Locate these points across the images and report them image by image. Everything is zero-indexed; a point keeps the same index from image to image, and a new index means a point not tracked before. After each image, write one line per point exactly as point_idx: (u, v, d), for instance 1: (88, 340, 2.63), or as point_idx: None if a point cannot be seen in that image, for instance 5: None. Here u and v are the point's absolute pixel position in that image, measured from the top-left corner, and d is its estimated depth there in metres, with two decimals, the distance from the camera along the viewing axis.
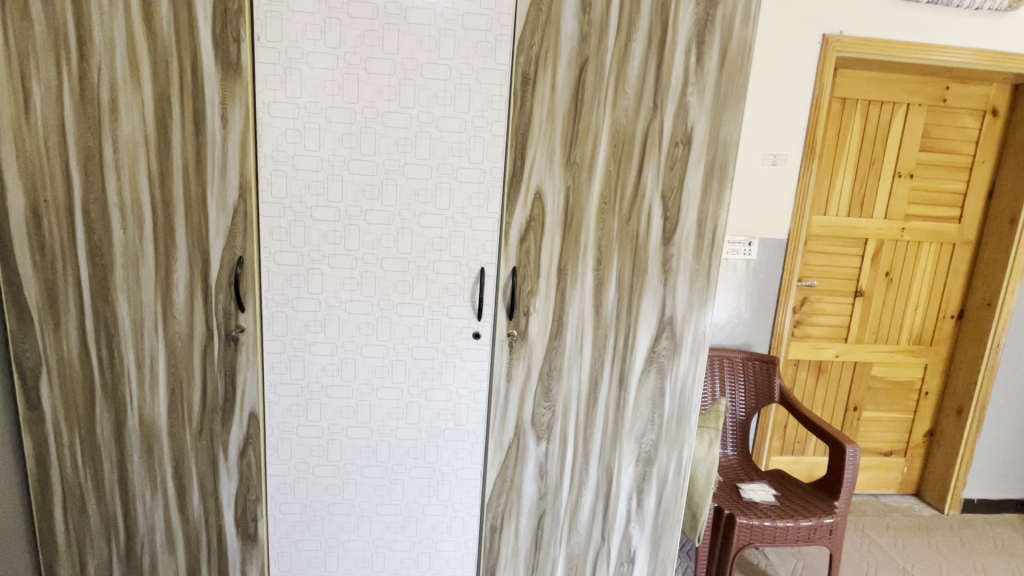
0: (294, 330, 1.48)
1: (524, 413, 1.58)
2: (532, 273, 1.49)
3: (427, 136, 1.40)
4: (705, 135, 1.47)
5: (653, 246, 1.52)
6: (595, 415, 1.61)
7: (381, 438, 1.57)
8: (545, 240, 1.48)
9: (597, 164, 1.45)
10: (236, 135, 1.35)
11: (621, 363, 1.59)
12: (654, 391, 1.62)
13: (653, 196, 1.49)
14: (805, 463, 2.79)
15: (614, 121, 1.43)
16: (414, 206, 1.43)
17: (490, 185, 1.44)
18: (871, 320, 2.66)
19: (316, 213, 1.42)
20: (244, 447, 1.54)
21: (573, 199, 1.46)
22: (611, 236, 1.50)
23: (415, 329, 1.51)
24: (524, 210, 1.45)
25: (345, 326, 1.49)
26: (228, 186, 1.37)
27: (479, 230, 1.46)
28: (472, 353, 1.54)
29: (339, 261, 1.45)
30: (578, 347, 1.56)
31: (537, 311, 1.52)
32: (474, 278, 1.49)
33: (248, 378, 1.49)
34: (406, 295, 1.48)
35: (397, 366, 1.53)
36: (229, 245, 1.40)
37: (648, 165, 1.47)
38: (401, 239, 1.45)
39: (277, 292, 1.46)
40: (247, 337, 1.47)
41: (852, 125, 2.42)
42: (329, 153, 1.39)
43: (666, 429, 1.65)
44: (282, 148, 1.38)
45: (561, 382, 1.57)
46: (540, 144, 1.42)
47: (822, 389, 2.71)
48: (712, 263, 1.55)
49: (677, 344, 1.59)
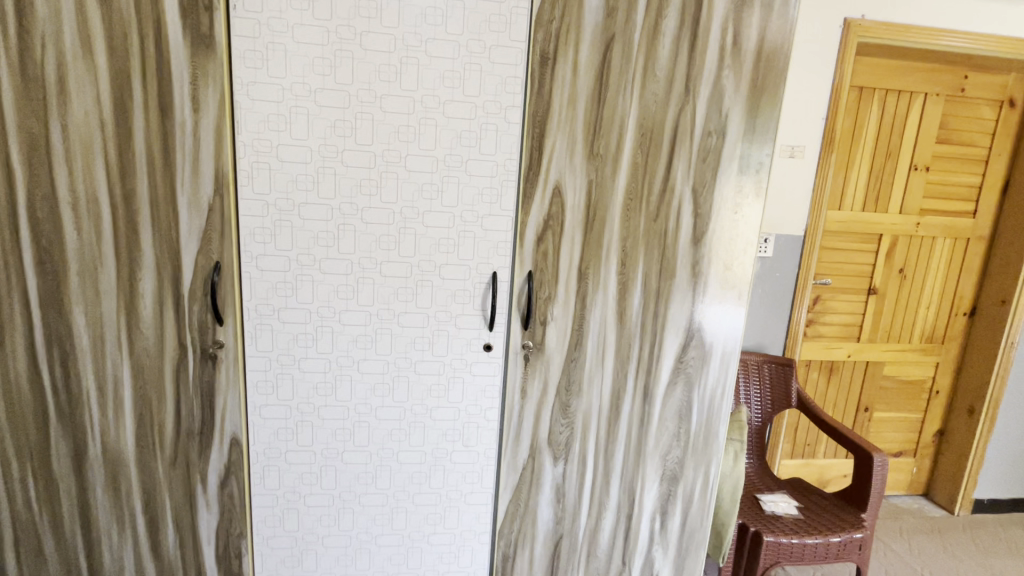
0: (281, 345, 1.30)
1: (540, 431, 1.43)
2: (550, 277, 1.34)
3: (432, 123, 1.23)
4: (740, 121, 1.33)
5: (682, 247, 1.38)
6: (617, 432, 1.47)
7: (381, 462, 1.40)
8: (564, 240, 1.32)
9: (623, 156, 1.30)
10: (210, 122, 1.16)
11: (646, 375, 1.45)
12: (680, 405, 1.48)
13: (683, 190, 1.35)
14: (816, 466, 2.70)
15: (642, 106, 1.28)
16: (418, 203, 1.26)
17: (503, 179, 1.28)
18: (884, 319, 2.57)
19: (305, 212, 1.24)
20: (225, 477, 1.36)
21: (596, 195, 1.31)
22: (637, 236, 1.35)
23: (419, 341, 1.34)
24: (542, 206, 1.30)
25: (340, 339, 1.32)
26: (202, 180, 1.19)
27: (490, 230, 1.30)
28: (482, 367, 1.38)
29: (332, 266, 1.27)
30: (599, 358, 1.41)
31: (555, 320, 1.37)
32: (485, 283, 1.33)
33: (228, 399, 1.31)
34: (408, 304, 1.32)
35: (399, 383, 1.36)
36: (204, 249, 1.22)
37: (679, 156, 1.32)
38: (403, 240, 1.28)
39: (260, 302, 1.27)
40: (227, 353, 1.28)
41: (870, 115, 2.30)
42: (319, 143, 1.21)
43: (693, 444, 1.52)
44: (264, 135, 1.19)
45: (580, 398, 1.43)
46: (560, 132, 1.26)
47: (833, 389, 2.62)
48: (745, 264, 1.41)
49: (705, 353, 1.46)
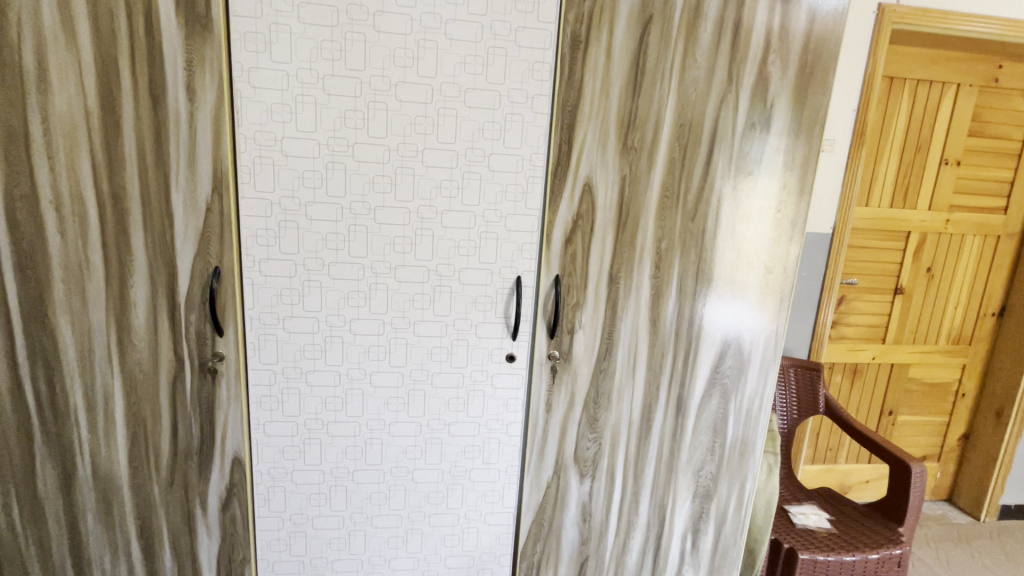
0: (287, 357, 1.20)
1: (566, 447, 1.33)
2: (579, 282, 1.23)
3: (452, 113, 1.12)
4: (786, 111, 1.23)
5: (720, 247, 1.27)
6: (648, 447, 1.37)
7: (395, 482, 1.30)
8: (595, 241, 1.22)
9: (659, 149, 1.19)
10: (208, 113, 1.05)
11: (680, 388, 1.34)
12: (715, 417, 1.38)
13: (724, 186, 1.24)
14: (837, 471, 2.60)
15: (681, 94, 1.17)
16: (436, 202, 1.15)
17: (529, 175, 1.17)
18: (910, 319, 2.47)
19: (312, 211, 1.13)
20: (226, 499, 1.25)
21: (629, 192, 1.20)
22: (672, 236, 1.25)
23: (436, 352, 1.24)
24: (571, 205, 1.19)
25: (351, 350, 1.21)
26: (198, 177, 1.07)
27: (514, 231, 1.19)
28: (504, 379, 1.28)
29: (342, 271, 1.16)
30: (630, 368, 1.31)
31: (583, 328, 1.26)
32: (509, 289, 1.22)
33: (229, 415, 1.21)
34: (425, 312, 1.21)
35: (414, 397, 1.26)
36: (202, 253, 1.11)
37: (719, 149, 1.22)
38: (420, 243, 1.17)
39: (264, 310, 1.17)
40: (228, 366, 1.18)
41: (900, 107, 2.19)
42: (328, 135, 1.10)
43: (727, 459, 1.42)
44: (267, 127, 1.08)
45: (609, 411, 1.33)
46: (591, 124, 1.16)
47: (857, 393, 2.52)
48: (788, 267, 1.31)
49: (743, 361, 1.36)
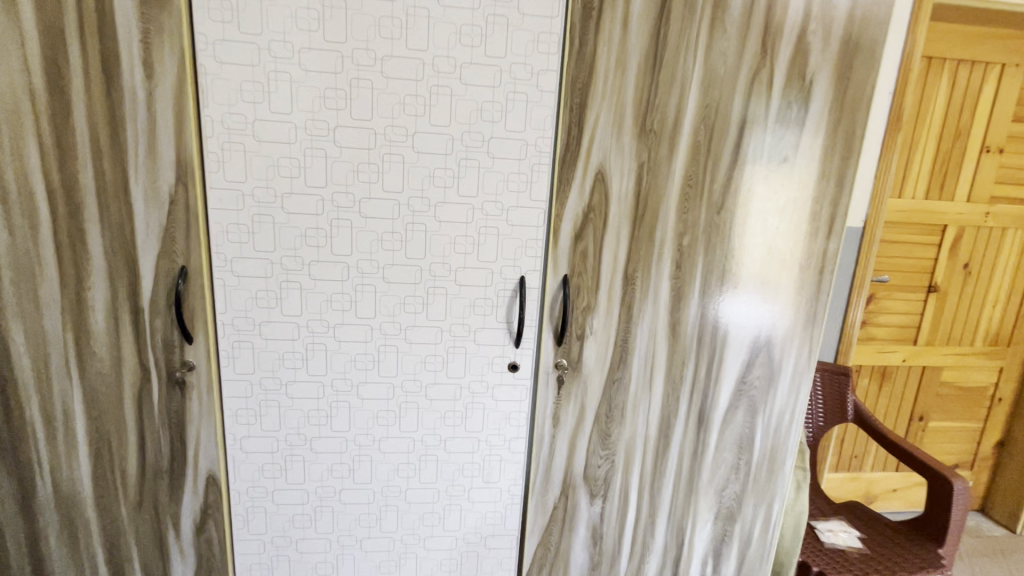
0: (265, 366, 1.08)
1: (576, 465, 1.21)
2: (590, 283, 1.10)
3: (447, 92, 0.98)
4: (827, 88, 1.08)
5: (749, 244, 1.13)
6: (665, 464, 1.24)
7: (386, 502, 1.18)
8: (608, 237, 1.08)
9: (683, 132, 1.05)
10: (168, 92, 0.92)
11: (702, 400, 1.21)
12: (741, 432, 1.25)
13: (753, 175, 1.10)
14: (863, 480, 2.46)
15: (708, 70, 1.03)
16: (429, 193, 1.02)
17: (534, 162, 1.03)
18: (944, 320, 2.30)
19: (290, 204, 1.00)
20: (201, 521, 1.14)
21: (648, 182, 1.06)
22: (695, 231, 1.11)
23: (430, 361, 1.11)
24: (581, 195, 1.05)
25: (335, 359, 1.09)
26: (160, 166, 0.95)
27: (517, 226, 1.06)
28: (506, 391, 1.15)
29: (325, 271, 1.04)
30: (647, 379, 1.17)
31: (594, 334, 1.13)
32: (511, 290, 1.09)
33: (202, 430, 1.09)
34: (417, 316, 1.08)
35: (406, 410, 1.13)
36: (167, 251, 0.99)
37: (748, 133, 1.08)
38: (411, 239, 1.04)
39: (238, 315, 1.04)
40: (199, 378, 1.06)
41: (939, 89, 2.02)
42: (305, 117, 0.97)
43: (753, 477, 1.28)
44: (236, 108, 0.95)
45: (623, 425, 1.19)
46: (605, 103, 1.02)
47: (885, 397, 2.36)
48: (825, 266, 1.17)
49: (773, 370, 1.22)
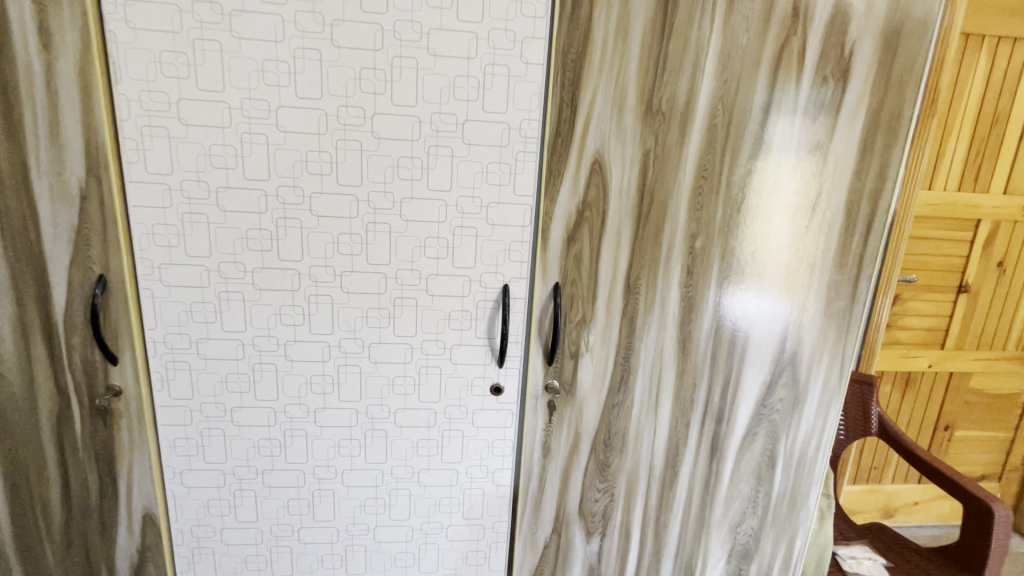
0: (205, 390, 0.92)
1: (570, 499, 1.05)
2: (586, 292, 0.94)
3: (412, 65, 0.82)
4: (869, 60, 0.90)
5: (772, 246, 0.97)
6: (673, 497, 1.08)
7: (352, 542, 1.03)
8: (606, 238, 0.91)
9: (697, 112, 0.88)
10: (72, 65, 0.76)
11: (715, 426, 1.05)
12: (760, 461, 1.09)
13: (780, 165, 0.93)
14: (882, 492, 2.29)
15: (727, 38, 0.86)
16: (393, 186, 0.86)
17: (518, 150, 0.86)
18: (974, 322, 2.13)
19: (226, 201, 0.84)
20: (140, 564, 0.99)
21: (655, 173, 0.90)
22: (710, 231, 0.94)
23: (399, 383, 0.95)
24: (574, 189, 0.89)
25: (288, 381, 0.93)
26: (67, 156, 0.79)
27: (499, 225, 0.89)
28: (489, 417, 0.99)
29: (271, 280, 0.88)
30: (652, 402, 1.01)
31: (590, 352, 0.97)
32: (493, 301, 0.93)
33: (135, 462, 0.94)
34: (383, 332, 0.92)
35: (373, 439, 0.98)
36: (81, 258, 0.83)
37: (775, 113, 0.91)
38: (373, 242, 0.88)
39: (171, 331, 0.89)
40: (128, 404, 0.91)
41: (976, 70, 1.83)
42: (240, 95, 0.80)
43: (773, 511, 1.12)
44: (157, 85, 0.79)
45: (624, 453, 1.04)
46: (603, 77, 0.85)
47: (909, 405, 2.19)
48: (862, 272, 0.99)
49: (798, 392, 1.05)
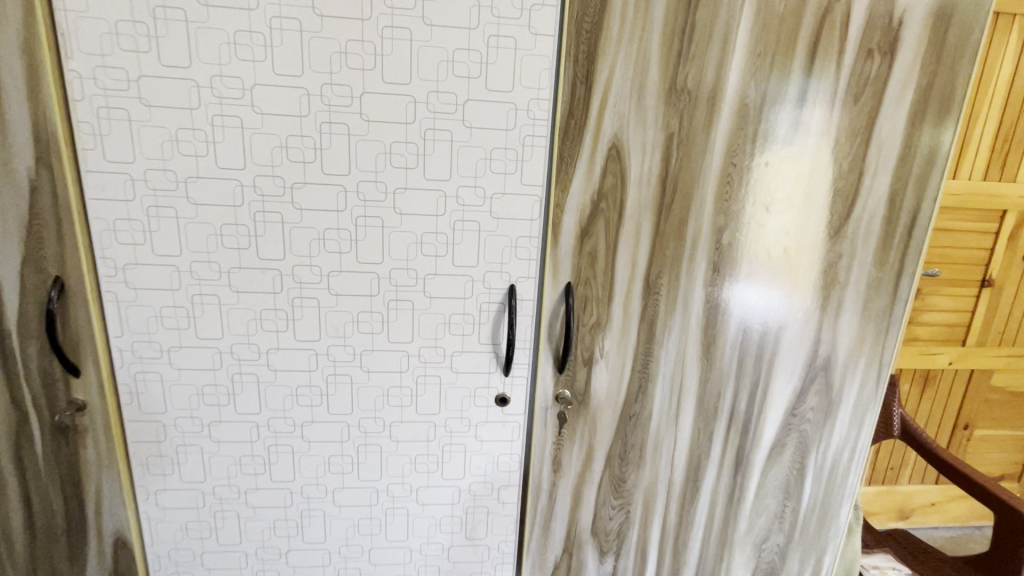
0: (180, 403, 0.83)
1: (582, 517, 0.96)
2: (600, 293, 0.84)
3: (405, 36, 0.72)
4: (920, 31, 0.80)
5: (807, 241, 0.87)
6: (694, 514, 0.99)
7: (345, 565, 0.95)
8: (624, 233, 0.82)
9: (727, 90, 0.78)
10: (14, 37, 0.66)
11: (741, 437, 0.96)
12: (788, 474, 1.00)
13: (817, 151, 0.83)
14: (897, 494, 2.22)
15: (763, 5, 0.76)
16: (385, 176, 0.76)
17: (527, 134, 0.76)
18: (998, 318, 2.03)
19: (197, 193, 0.75)
20: None
21: (678, 160, 0.80)
22: (739, 224, 0.85)
23: (395, 394, 0.86)
24: (589, 178, 0.79)
25: (271, 392, 0.84)
26: (13, 142, 0.70)
27: (505, 219, 0.80)
28: (494, 430, 0.90)
29: (251, 281, 0.79)
30: (672, 412, 0.92)
31: (605, 358, 0.88)
32: (498, 303, 0.83)
33: (104, 483, 0.85)
34: (376, 338, 0.83)
35: (367, 455, 0.89)
36: (33, 259, 0.74)
37: (815, 92, 0.81)
38: (364, 238, 0.78)
39: (140, 339, 0.80)
40: (94, 419, 0.82)
41: (1005, 51, 1.73)
42: (210, 72, 0.70)
43: (801, 527, 1.04)
44: (114, 60, 0.69)
45: (641, 468, 0.95)
46: (622, 51, 0.75)
47: (927, 404, 2.11)
48: (904, 269, 0.90)
49: (831, 400, 0.96)
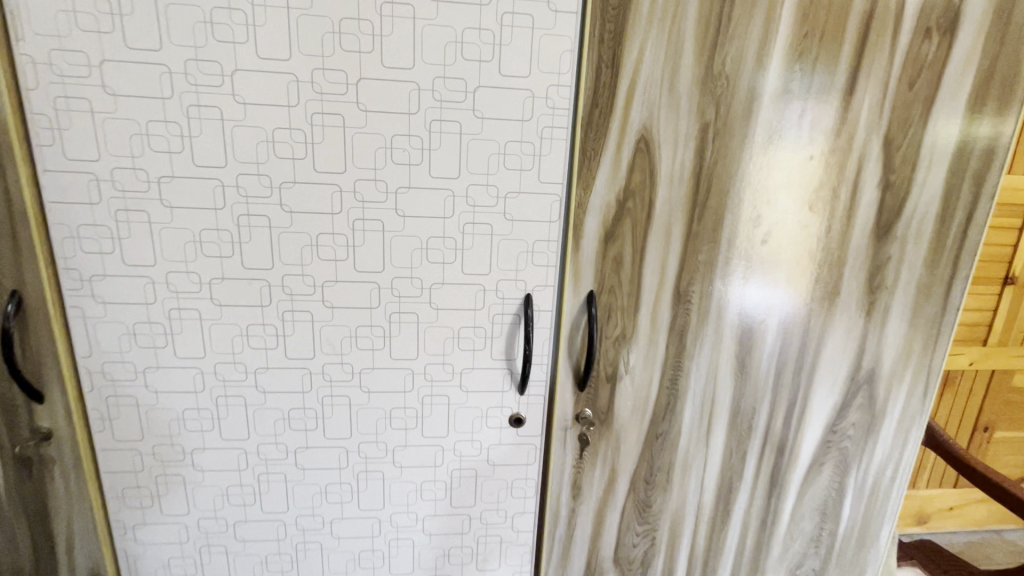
0: (158, 429, 0.75)
1: (604, 545, 0.88)
2: (626, 301, 0.76)
3: (408, 13, 0.63)
4: (983, 8, 0.72)
5: (852, 243, 0.79)
6: (724, 539, 0.91)
7: None
8: (652, 235, 0.74)
9: (769, 74, 0.70)
10: None
11: (776, 456, 0.88)
12: (826, 495, 0.92)
13: (868, 143, 0.75)
14: (915, 498, 2.15)
15: None
16: (386, 173, 0.68)
17: (546, 124, 0.68)
18: (1021, 316, 1.96)
19: (173, 194, 0.66)
20: None
21: (714, 154, 0.72)
22: (780, 223, 0.76)
23: (398, 416, 0.78)
24: (614, 174, 0.71)
25: (260, 416, 0.75)
26: None
27: (520, 221, 0.71)
28: (507, 454, 0.81)
29: (235, 293, 0.70)
30: (703, 431, 0.84)
31: (630, 373, 0.80)
32: (513, 314, 0.75)
33: (74, 518, 0.76)
34: (377, 355, 0.75)
35: (368, 483, 0.80)
36: None
37: (866, 76, 0.72)
38: (362, 244, 0.70)
39: (111, 358, 0.71)
40: (61, 449, 0.73)
41: None
42: (184, 56, 0.61)
43: (839, 551, 0.96)
44: (73, 42, 0.60)
45: (668, 491, 0.87)
46: (653, 31, 0.66)
47: (946, 406, 2.03)
48: (957, 272, 0.82)
49: (874, 415, 0.88)
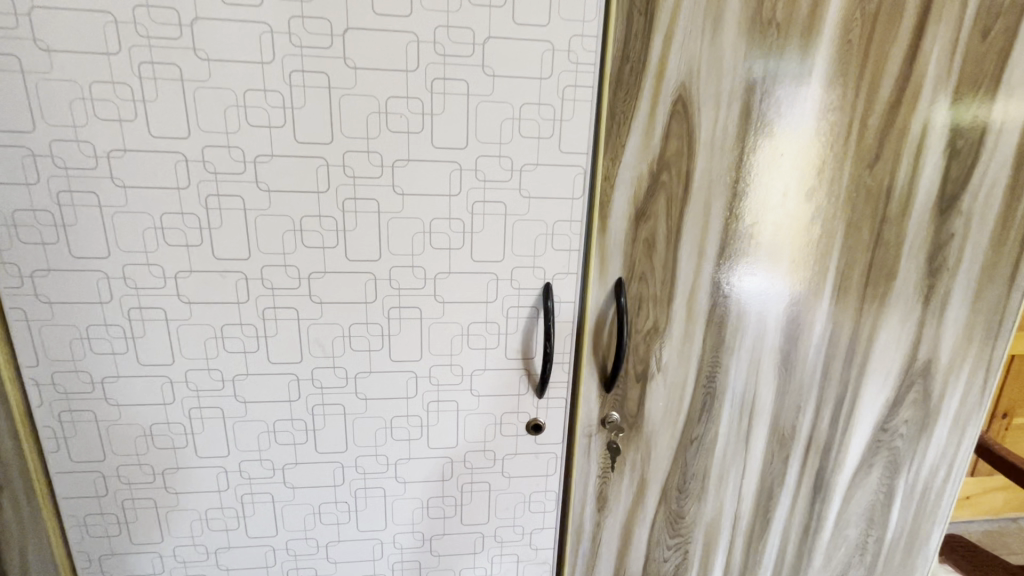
0: (124, 448, 0.64)
1: (632, 561, 0.79)
2: (659, 290, 0.67)
3: None
4: None
5: (912, 220, 0.70)
6: (763, 549, 0.83)
7: None
8: (689, 214, 0.64)
9: (825, 22, 0.60)
10: None
11: (821, 458, 0.79)
12: (874, 499, 0.84)
13: (934, 103, 0.65)
14: None
15: None
16: (381, 144, 0.57)
17: (568, 83, 0.57)
18: None
19: (127, 172, 0.55)
20: None
21: (761, 118, 0.62)
22: (833, 199, 0.67)
23: (401, 426, 0.68)
24: (646, 144, 0.61)
25: (242, 430, 0.65)
26: None
27: (538, 198, 0.61)
28: (525, 465, 0.72)
29: (206, 288, 0.60)
30: (742, 433, 0.75)
31: (662, 370, 0.70)
32: (530, 307, 0.65)
33: (29, 551, 0.66)
34: (375, 357, 0.65)
35: (367, 501, 0.71)
36: None
37: (936, 25, 0.62)
38: (355, 227, 0.60)
39: (63, 368, 0.61)
40: (8, 473, 0.63)
41: None
42: (133, 2, 0.51)
43: (885, 558, 0.88)
44: None
45: (703, 501, 0.78)
46: None
47: None
48: None
49: (929, 410, 0.80)
